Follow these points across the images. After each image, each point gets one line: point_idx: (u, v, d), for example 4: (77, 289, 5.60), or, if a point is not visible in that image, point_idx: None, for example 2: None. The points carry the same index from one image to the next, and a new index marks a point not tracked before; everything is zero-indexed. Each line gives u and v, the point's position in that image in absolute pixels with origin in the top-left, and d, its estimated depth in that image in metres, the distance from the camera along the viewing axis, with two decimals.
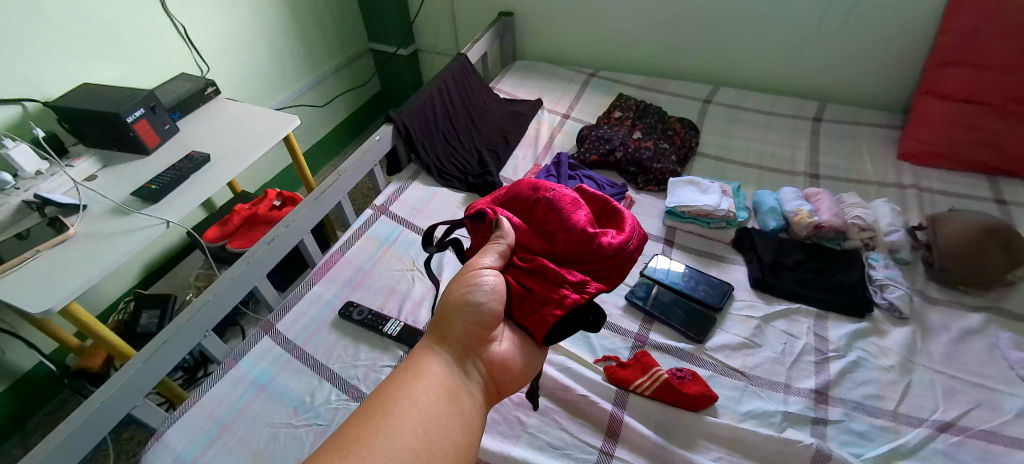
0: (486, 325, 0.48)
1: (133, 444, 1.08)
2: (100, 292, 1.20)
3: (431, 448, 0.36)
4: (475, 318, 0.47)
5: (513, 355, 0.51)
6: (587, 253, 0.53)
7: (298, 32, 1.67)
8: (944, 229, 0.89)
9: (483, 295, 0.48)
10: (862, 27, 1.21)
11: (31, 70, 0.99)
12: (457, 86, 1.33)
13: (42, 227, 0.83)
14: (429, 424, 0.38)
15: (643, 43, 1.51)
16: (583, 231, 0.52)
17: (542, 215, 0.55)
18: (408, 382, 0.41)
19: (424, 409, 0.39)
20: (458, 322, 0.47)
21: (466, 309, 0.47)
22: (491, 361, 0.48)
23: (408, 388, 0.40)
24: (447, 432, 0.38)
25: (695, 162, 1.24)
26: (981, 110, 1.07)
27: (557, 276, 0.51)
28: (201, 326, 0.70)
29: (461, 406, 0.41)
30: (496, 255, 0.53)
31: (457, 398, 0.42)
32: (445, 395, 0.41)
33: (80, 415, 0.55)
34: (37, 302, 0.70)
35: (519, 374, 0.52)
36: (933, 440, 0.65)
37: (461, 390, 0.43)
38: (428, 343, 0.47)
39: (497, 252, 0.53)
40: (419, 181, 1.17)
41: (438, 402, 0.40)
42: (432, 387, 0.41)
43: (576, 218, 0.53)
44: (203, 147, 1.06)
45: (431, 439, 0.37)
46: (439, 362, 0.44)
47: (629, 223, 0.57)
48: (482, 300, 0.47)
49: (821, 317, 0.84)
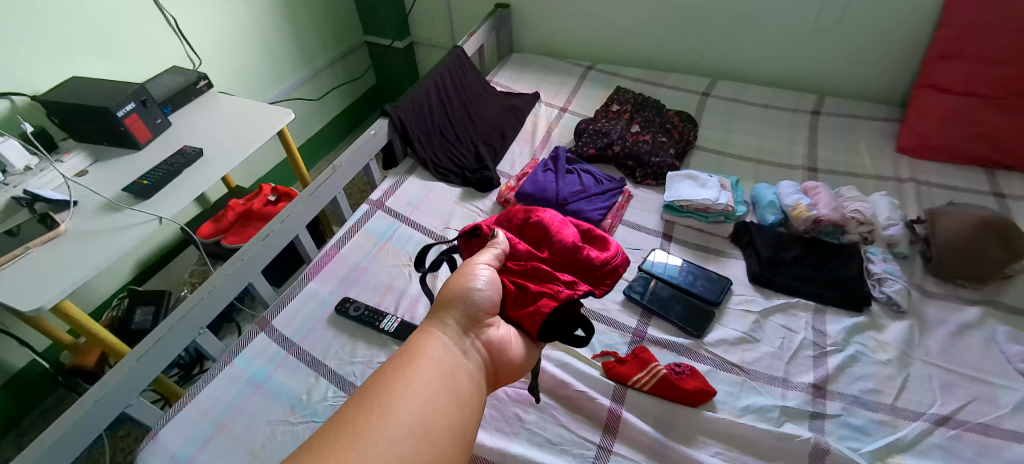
0: (486, 309, 0.47)
1: (129, 442, 1.08)
2: (93, 288, 1.19)
3: (433, 432, 0.32)
4: (473, 305, 0.46)
5: (512, 342, 0.48)
6: (575, 265, 0.55)
7: (292, 25, 1.64)
8: (943, 223, 0.88)
9: (481, 286, 0.48)
10: (861, 20, 1.20)
11: (19, 64, 0.97)
12: (452, 80, 1.32)
13: (31, 224, 0.81)
14: (429, 407, 0.33)
15: (642, 34, 1.49)
16: (570, 244, 0.55)
17: (532, 232, 0.58)
18: (407, 364, 0.37)
19: (427, 390, 0.35)
20: (457, 308, 0.45)
21: (466, 295, 0.46)
22: (490, 345, 0.45)
23: (407, 370, 0.36)
24: (448, 416, 0.34)
25: (694, 156, 1.24)
26: (981, 104, 1.06)
27: (549, 274, 0.52)
28: (196, 324, 0.69)
29: (462, 389, 0.38)
30: (492, 256, 0.52)
31: (457, 380, 0.38)
32: (445, 378, 0.37)
33: (73, 415, 0.54)
34: (28, 301, 0.69)
35: (519, 364, 0.49)
36: (931, 434, 0.65)
37: (462, 371, 0.39)
38: (427, 328, 0.43)
39: (493, 253, 0.53)
40: (414, 176, 1.16)
41: (438, 384, 0.36)
42: (431, 370, 0.37)
43: (564, 233, 0.56)
44: (196, 142, 1.04)
45: (432, 423, 0.33)
46: (440, 341, 0.41)
47: (610, 237, 0.60)
48: (480, 289, 0.47)
49: (819, 311, 0.84)
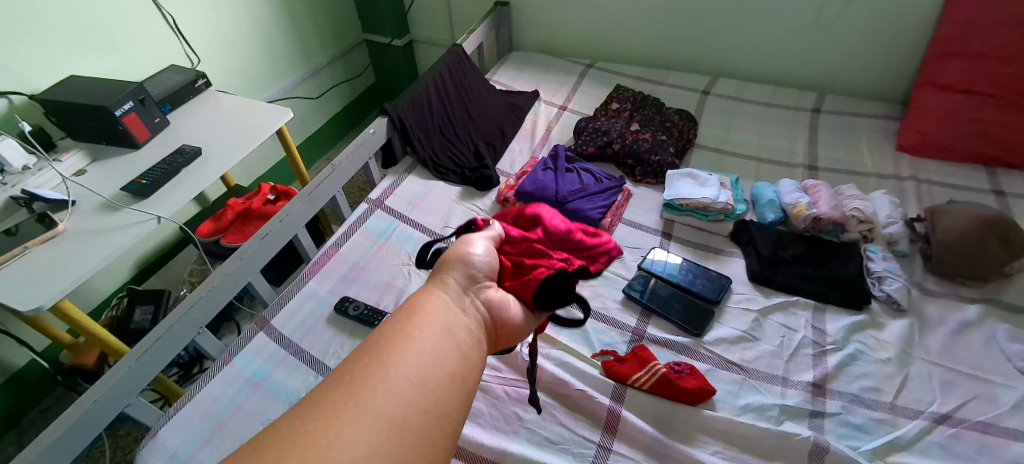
0: (485, 271, 0.45)
1: (129, 441, 1.08)
2: (93, 287, 1.19)
3: (431, 383, 0.29)
4: (471, 272, 0.44)
5: (515, 308, 0.46)
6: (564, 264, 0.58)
7: (291, 23, 1.63)
8: (943, 221, 0.88)
9: (479, 256, 0.46)
10: (862, 18, 1.20)
11: (17, 62, 0.97)
12: (452, 78, 1.31)
13: (30, 223, 0.81)
14: (432, 358, 0.31)
15: (642, 31, 1.49)
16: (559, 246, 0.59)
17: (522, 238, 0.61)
18: (408, 318, 0.34)
19: (426, 336, 0.33)
20: (456, 274, 0.43)
21: (464, 257, 0.45)
22: (492, 308, 0.42)
23: (409, 323, 0.33)
24: (451, 368, 0.32)
25: (694, 154, 1.23)
26: (982, 102, 1.06)
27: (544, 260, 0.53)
28: (195, 324, 0.69)
29: (466, 343, 0.35)
30: (486, 237, 0.52)
31: (460, 335, 0.36)
32: (447, 331, 0.34)
33: (72, 415, 0.54)
34: (27, 300, 0.69)
35: (521, 329, 0.46)
36: (930, 432, 0.65)
37: (465, 327, 0.37)
38: (427, 288, 0.40)
39: (487, 236, 0.52)
40: (414, 175, 1.16)
41: (441, 336, 0.33)
42: (434, 324, 0.34)
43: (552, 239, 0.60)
44: (195, 141, 1.04)
45: (434, 373, 0.30)
46: (442, 296, 0.39)
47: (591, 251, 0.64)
48: (478, 258, 0.45)
49: (819, 310, 0.84)
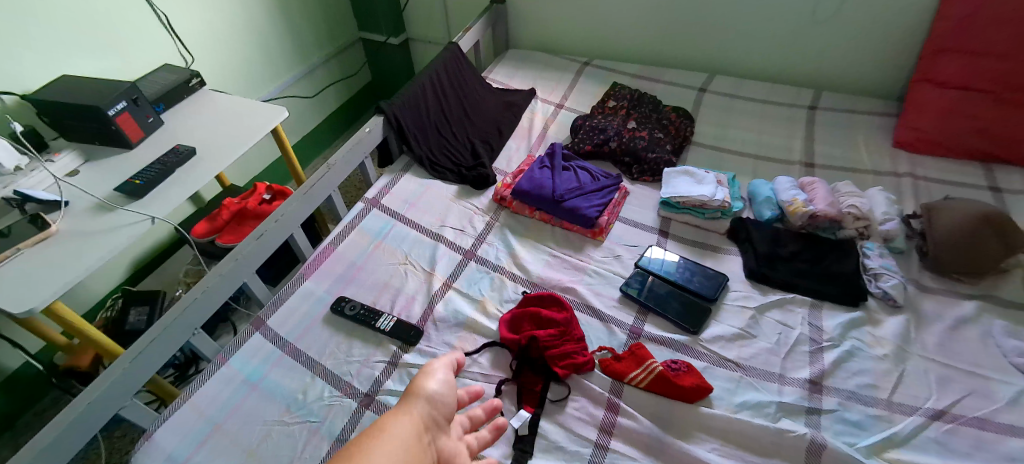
0: (451, 407, 0.33)
1: (125, 442, 1.08)
2: (88, 288, 1.18)
3: None
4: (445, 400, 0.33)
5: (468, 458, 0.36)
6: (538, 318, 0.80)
7: (286, 20, 1.62)
8: (940, 218, 0.88)
9: (441, 385, 0.34)
10: (859, 14, 1.20)
11: (10, 62, 0.96)
12: (448, 76, 1.31)
13: (23, 224, 0.80)
14: None
15: (638, 29, 1.48)
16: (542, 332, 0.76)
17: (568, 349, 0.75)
18: (385, 432, 0.25)
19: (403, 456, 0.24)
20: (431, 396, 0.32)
21: (426, 388, 0.33)
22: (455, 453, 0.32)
23: (383, 436, 0.25)
24: None
25: (690, 151, 1.23)
26: (978, 98, 1.06)
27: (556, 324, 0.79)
28: (190, 324, 0.68)
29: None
30: (448, 366, 0.38)
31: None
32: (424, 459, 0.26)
33: (65, 417, 0.54)
34: (19, 302, 0.68)
35: None
36: (926, 428, 0.65)
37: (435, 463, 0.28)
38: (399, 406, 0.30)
39: (450, 364, 0.38)
40: (410, 173, 1.15)
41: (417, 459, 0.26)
42: (413, 443, 0.26)
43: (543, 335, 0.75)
44: (189, 141, 1.03)
45: None
46: (415, 415, 0.29)
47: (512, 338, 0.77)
48: (440, 388, 0.33)
49: (815, 307, 0.84)
